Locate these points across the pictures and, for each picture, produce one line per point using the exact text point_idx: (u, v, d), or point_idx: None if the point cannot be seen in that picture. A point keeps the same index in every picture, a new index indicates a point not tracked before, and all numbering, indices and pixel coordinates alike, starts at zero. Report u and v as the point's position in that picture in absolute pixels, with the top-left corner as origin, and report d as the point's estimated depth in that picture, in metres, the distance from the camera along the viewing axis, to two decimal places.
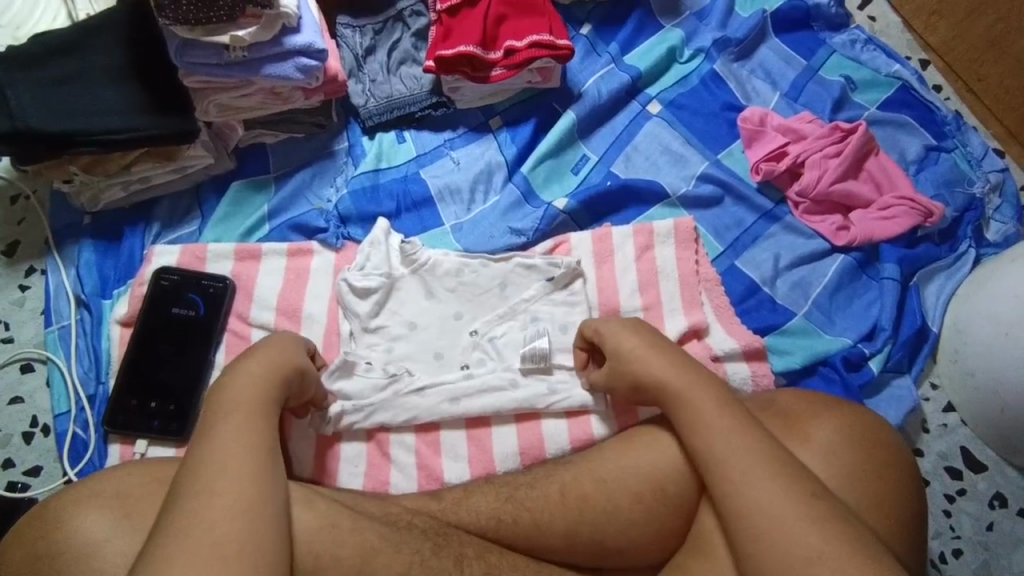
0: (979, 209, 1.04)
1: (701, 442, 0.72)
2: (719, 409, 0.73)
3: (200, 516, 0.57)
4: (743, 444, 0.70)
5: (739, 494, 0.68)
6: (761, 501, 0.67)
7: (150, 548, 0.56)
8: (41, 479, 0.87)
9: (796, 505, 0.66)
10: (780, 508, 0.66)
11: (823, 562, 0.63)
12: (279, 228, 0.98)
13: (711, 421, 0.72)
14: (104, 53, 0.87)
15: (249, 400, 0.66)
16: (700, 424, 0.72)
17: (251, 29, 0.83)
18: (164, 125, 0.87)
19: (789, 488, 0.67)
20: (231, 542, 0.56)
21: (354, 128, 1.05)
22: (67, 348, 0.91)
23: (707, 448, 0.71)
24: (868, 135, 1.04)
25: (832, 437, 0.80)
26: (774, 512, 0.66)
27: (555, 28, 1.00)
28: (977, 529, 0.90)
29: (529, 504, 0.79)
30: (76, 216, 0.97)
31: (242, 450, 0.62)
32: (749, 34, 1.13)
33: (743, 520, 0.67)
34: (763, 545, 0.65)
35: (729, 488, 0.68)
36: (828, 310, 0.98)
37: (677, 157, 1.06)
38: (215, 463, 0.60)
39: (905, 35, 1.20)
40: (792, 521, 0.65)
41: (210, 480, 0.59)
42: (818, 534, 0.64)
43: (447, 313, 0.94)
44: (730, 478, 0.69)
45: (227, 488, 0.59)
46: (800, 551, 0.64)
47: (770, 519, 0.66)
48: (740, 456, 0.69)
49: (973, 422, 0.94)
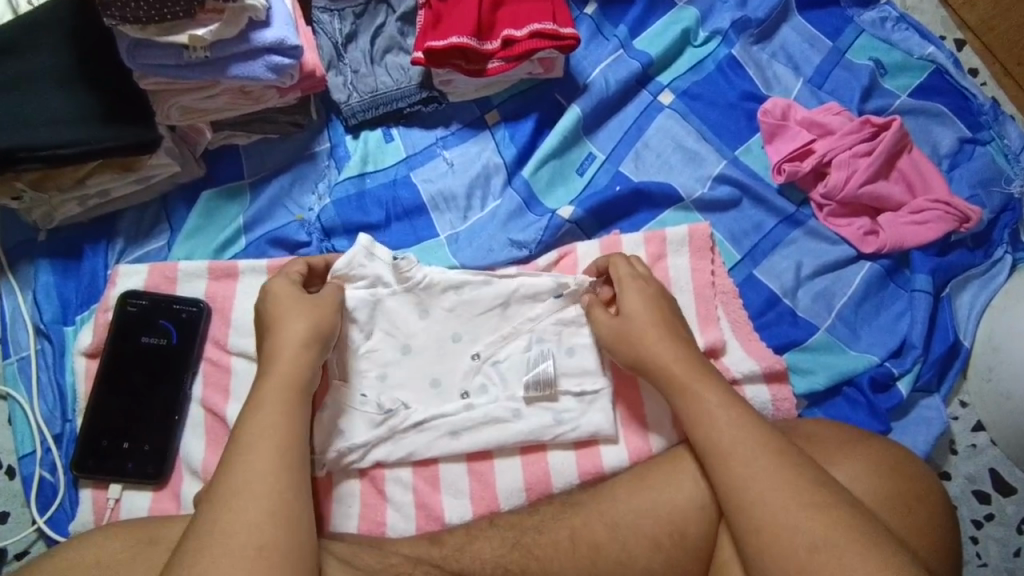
0: (1017, 210, 0.97)
1: (705, 439, 0.69)
2: (725, 404, 0.70)
3: (238, 524, 0.60)
4: (750, 439, 0.67)
5: (745, 486, 0.65)
6: (764, 493, 0.64)
7: (194, 539, 0.59)
8: (8, 527, 0.81)
9: (799, 493, 0.64)
10: (783, 497, 0.64)
11: (829, 550, 0.60)
12: (257, 242, 0.89)
13: (716, 416, 0.69)
14: (45, 53, 0.76)
15: (276, 393, 0.68)
16: (708, 419, 0.70)
17: (212, 26, 0.72)
18: (120, 135, 0.77)
19: (798, 478, 0.65)
20: (275, 549, 0.60)
21: (336, 126, 0.94)
22: (27, 382, 0.83)
23: (711, 448, 0.68)
24: (902, 131, 0.95)
25: (854, 464, 0.73)
26: (774, 500, 0.64)
27: (558, 13, 0.90)
28: (1004, 556, 0.86)
29: (537, 553, 0.73)
30: (29, 233, 0.88)
31: (279, 449, 0.65)
32: (771, 13, 1.03)
33: (750, 509, 0.64)
34: (765, 536, 0.63)
35: (732, 482, 0.66)
36: (852, 323, 0.91)
37: (692, 154, 0.97)
38: (250, 464, 0.63)
39: (939, 11, 1.09)
40: (793, 508, 0.63)
41: (250, 480, 0.62)
42: (823, 521, 0.62)
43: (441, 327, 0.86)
44: (733, 468, 0.66)
45: (266, 490, 0.62)
46: (803, 538, 0.62)
47: (773, 510, 0.63)
48: (744, 446, 0.67)
49: (1005, 443, 0.89)
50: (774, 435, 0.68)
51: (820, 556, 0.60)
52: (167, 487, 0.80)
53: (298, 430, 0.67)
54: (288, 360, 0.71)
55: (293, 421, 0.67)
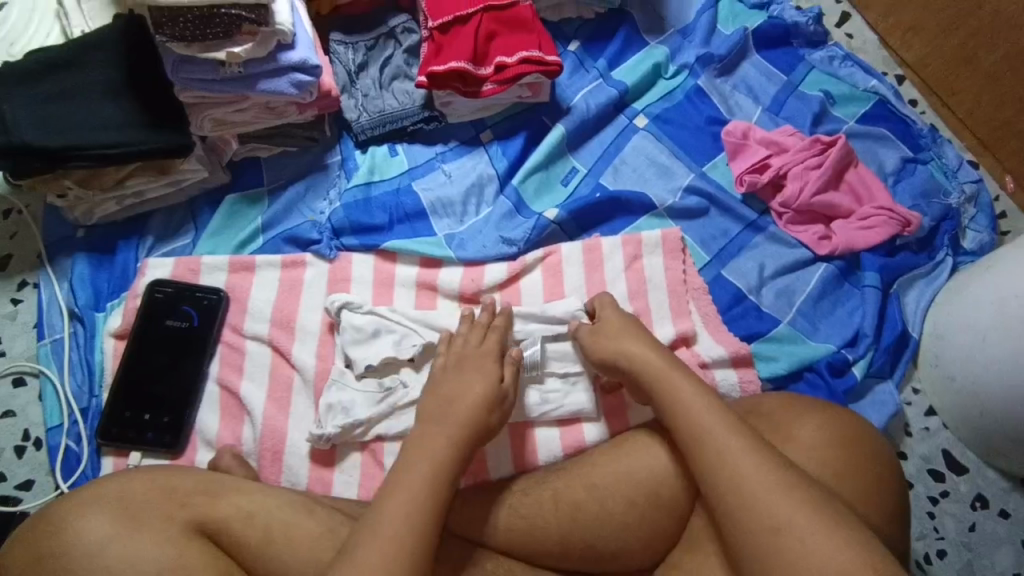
0: (955, 219, 1.09)
1: (670, 421, 0.74)
2: (698, 396, 0.73)
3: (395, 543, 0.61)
4: (715, 426, 0.70)
5: (715, 473, 0.68)
6: (739, 481, 0.66)
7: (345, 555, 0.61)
8: (33, 493, 0.87)
9: (766, 477, 0.66)
10: (754, 484, 0.66)
11: (793, 531, 0.63)
12: (273, 240, 0.99)
13: (690, 404, 0.73)
14: (99, 69, 0.88)
15: (440, 446, 0.70)
16: (684, 409, 0.73)
17: (247, 45, 0.84)
18: (158, 139, 0.88)
19: (760, 466, 0.67)
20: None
21: (347, 142, 1.06)
22: (59, 361, 0.92)
23: (690, 432, 0.71)
24: (847, 147, 1.07)
25: (818, 436, 0.76)
26: (748, 487, 0.66)
27: (544, 44, 1.03)
28: (960, 530, 0.94)
29: (523, 512, 0.79)
30: (69, 230, 0.98)
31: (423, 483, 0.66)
32: (732, 50, 1.16)
33: (718, 490, 0.67)
34: (737, 520, 0.65)
35: (711, 471, 0.68)
36: (812, 318, 1.00)
37: (664, 169, 1.08)
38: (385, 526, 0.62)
39: (880, 52, 1.25)
40: (762, 493, 0.65)
41: (394, 523, 0.62)
42: (787, 503, 0.64)
43: (429, 318, 0.93)
44: (707, 459, 0.69)
45: (402, 529, 0.62)
46: (767, 520, 0.64)
47: (742, 498, 0.65)
48: (715, 437, 0.69)
49: (954, 425, 0.98)
50: (732, 417, 0.72)
51: (786, 536, 0.62)
52: (182, 456, 0.87)
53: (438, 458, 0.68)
54: (468, 407, 0.75)
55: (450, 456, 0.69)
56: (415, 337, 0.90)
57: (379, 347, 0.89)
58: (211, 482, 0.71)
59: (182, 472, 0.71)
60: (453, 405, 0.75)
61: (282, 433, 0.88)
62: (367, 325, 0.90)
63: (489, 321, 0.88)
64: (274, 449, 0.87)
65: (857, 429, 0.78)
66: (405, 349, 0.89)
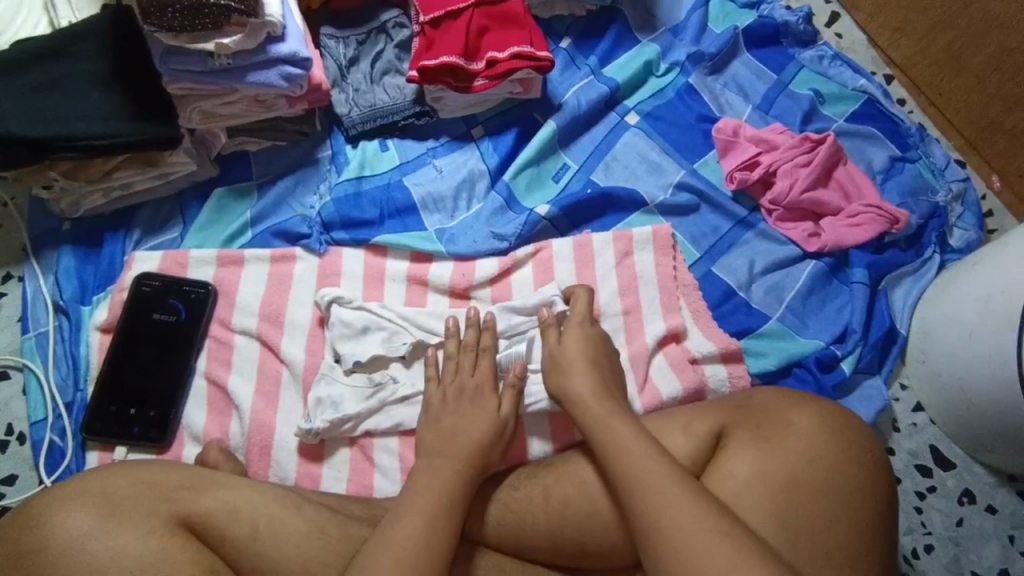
0: (942, 217, 1.09)
1: (605, 451, 0.72)
2: (631, 432, 0.71)
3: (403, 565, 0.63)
4: (646, 464, 0.68)
5: (648, 509, 0.65)
6: (672, 519, 0.64)
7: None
8: (17, 488, 0.86)
9: (700, 513, 0.64)
10: (688, 523, 0.63)
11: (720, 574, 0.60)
12: (262, 234, 0.98)
13: (625, 439, 0.71)
14: (86, 59, 0.87)
15: (443, 484, 0.71)
16: (616, 445, 0.71)
17: (236, 36, 0.84)
18: (145, 131, 0.87)
19: (689, 505, 0.64)
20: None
21: (337, 136, 1.06)
22: (43, 355, 0.91)
23: (619, 475, 0.69)
24: (836, 145, 1.08)
25: (804, 435, 0.75)
26: (681, 525, 0.63)
27: (535, 40, 1.03)
28: (947, 525, 0.94)
29: (512, 506, 0.79)
30: (54, 223, 0.97)
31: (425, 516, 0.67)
32: (723, 48, 1.17)
33: (652, 529, 0.64)
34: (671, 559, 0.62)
35: (643, 509, 0.66)
36: (801, 314, 1.01)
37: (655, 165, 1.09)
38: (395, 558, 0.63)
39: (869, 51, 1.26)
40: (694, 533, 0.62)
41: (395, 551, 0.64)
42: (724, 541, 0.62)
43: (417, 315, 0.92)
44: (638, 494, 0.67)
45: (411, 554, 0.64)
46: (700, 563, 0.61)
47: (674, 536, 0.63)
48: (647, 470, 0.67)
49: (941, 421, 0.98)
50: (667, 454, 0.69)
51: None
52: (169, 451, 0.86)
53: (441, 491, 0.70)
54: (471, 440, 0.76)
55: (455, 491, 0.71)
56: (404, 335, 0.91)
57: (368, 343, 0.90)
58: (196, 477, 0.70)
59: (167, 467, 0.70)
60: (454, 440, 0.76)
61: (271, 427, 0.87)
62: (356, 320, 0.90)
63: (478, 342, 0.87)
64: (262, 444, 0.87)
65: (848, 426, 0.77)
66: (396, 346, 0.89)
